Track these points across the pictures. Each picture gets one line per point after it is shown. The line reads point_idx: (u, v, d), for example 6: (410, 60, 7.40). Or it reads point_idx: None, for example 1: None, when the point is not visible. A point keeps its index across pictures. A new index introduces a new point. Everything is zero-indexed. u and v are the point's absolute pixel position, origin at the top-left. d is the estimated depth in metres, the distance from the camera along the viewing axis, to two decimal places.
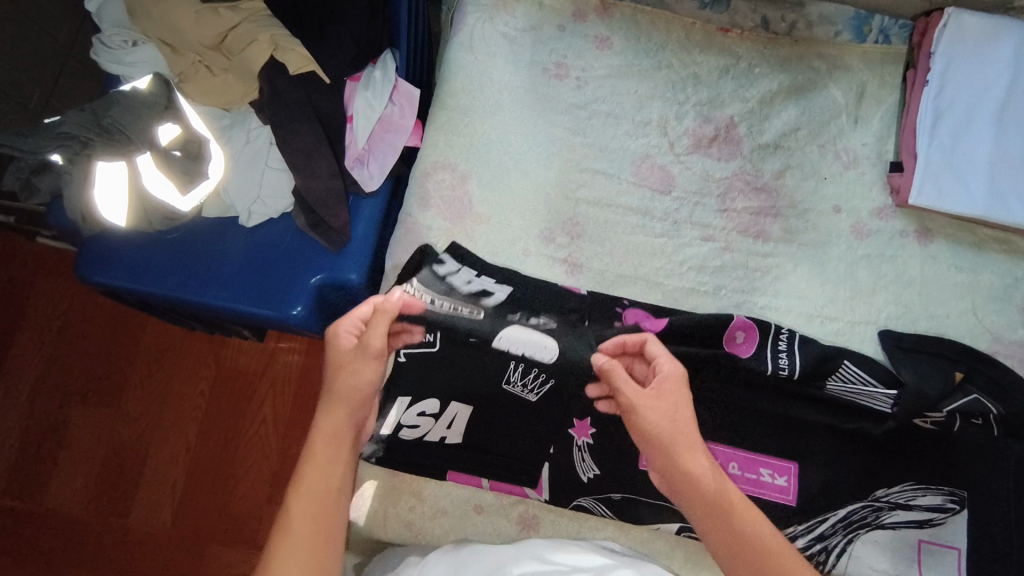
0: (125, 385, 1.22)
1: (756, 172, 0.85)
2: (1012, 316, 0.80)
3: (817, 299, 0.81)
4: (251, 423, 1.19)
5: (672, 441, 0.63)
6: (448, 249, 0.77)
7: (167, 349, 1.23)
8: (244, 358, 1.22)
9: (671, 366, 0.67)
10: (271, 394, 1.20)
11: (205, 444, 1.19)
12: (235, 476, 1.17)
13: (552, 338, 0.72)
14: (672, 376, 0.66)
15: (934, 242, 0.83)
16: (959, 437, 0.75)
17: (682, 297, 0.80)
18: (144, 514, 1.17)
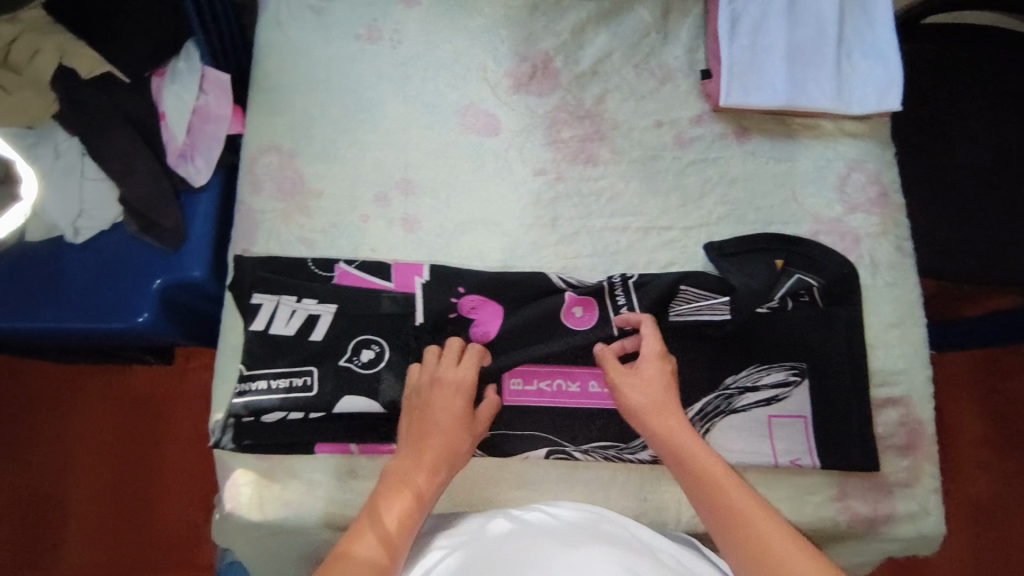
0: (33, 435, 1.18)
1: (577, 102, 0.87)
2: (828, 195, 0.85)
3: (651, 212, 0.84)
4: (171, 444, 1.18)
5: (456, 438, 0.71)
6: (265, 288, 0.78)
7: (70, 391, 1.20)
8: (153, 385, 1.20)
9: (455, 358, 0.75)
10: (189, 414, 1.19)
11: (127, 477, 1.17)
12: (162, 503, 1.16)
13: (378, 399, 0.77)
14: (472, 373, 0.74)
15: (752, 139, 0.87)
16: (791, 316, 0.80)
17: (523, 233, 0.83)
18: (74, 561, 1.13)
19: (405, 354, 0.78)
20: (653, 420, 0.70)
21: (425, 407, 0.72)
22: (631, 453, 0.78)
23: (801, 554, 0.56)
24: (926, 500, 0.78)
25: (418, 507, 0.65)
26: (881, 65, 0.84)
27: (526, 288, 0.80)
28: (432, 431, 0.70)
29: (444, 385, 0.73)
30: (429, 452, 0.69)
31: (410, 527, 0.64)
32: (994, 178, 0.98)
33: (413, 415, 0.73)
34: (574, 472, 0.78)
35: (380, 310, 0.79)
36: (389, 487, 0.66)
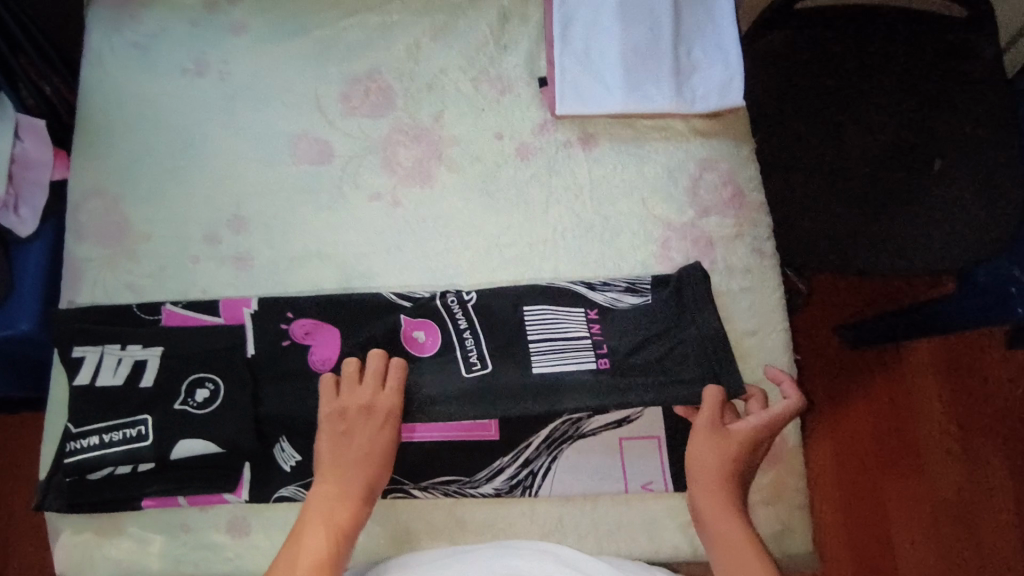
0: None
1: (413, 121, 0.84)
2: (679, 199, 0.81)
3: (493, 231, 0.81)
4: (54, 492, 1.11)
5: (375, 468, 0.70)
6: (86, 338, 0.75)
7: None
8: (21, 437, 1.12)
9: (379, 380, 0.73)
10: None
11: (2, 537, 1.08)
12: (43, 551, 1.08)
13: (214, 439, 0.73)
14: (397, 397, 0.72)
15: (598, 146, 0.83)
16: (643, 319, 0.76)
17: (358, 262, 0.80)
18: None
19: (240, 391, 0.74)
20: (704, 451, 0.70)
21: (352, 421, 0.71)
22: (473, 487, 0.74)
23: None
24: (791, 517, 0.74)
25: (343, 537, 0.67)
26: (721, 60, 0.81)
27: (360, 311, 0.77)
28: (357, 458, 0.70)
29: (361, 409, 0.71)
30: (353, 468, 0.70)
31: (339, 555, 0.66)
32: (862, 181, 0.91)
33: (333, 438, 0.71)
34: (413, 511, 0.75)
35: (210, 346, 0.75)
36: (314, 517, 0.67)
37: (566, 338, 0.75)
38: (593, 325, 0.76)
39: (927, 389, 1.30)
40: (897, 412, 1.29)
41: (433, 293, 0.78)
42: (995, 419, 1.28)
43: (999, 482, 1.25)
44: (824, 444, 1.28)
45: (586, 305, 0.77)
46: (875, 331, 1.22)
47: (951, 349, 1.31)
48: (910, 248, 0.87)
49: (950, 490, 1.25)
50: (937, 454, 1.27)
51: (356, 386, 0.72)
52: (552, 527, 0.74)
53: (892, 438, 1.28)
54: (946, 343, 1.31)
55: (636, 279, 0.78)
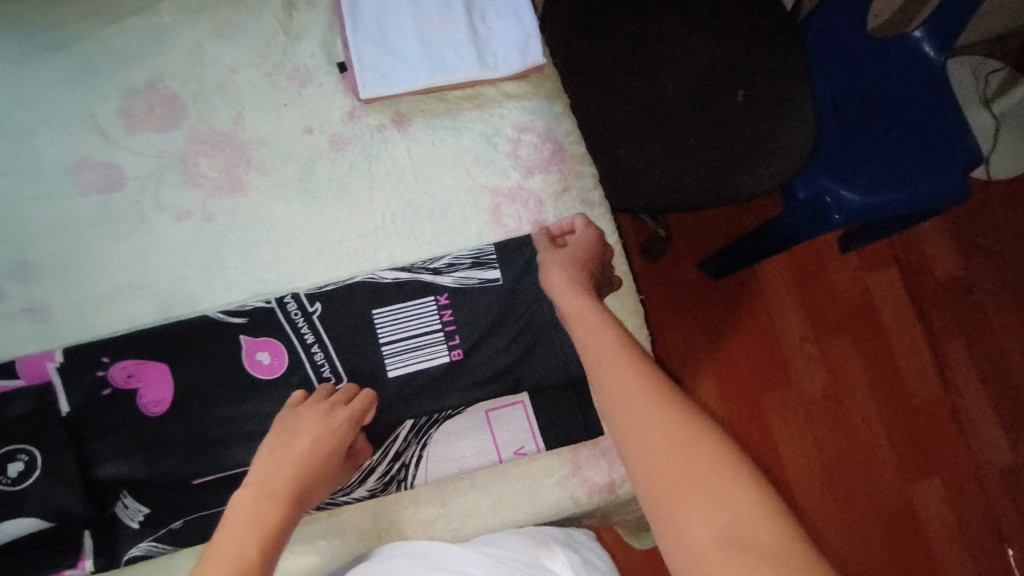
0: None
1: (210, 128, 0.78)
2: (502, 163, 0.81)
3: (319, 229, 0.77)
4: None
5: (320, 477, 0.63)
6: None
7: None
8: None
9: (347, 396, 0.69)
10: None
11: None
12: None
13: (40, 513, 0.65)
14: (360, 417, 0.67)
15: (412, 124, 0.81)
16: (489, 285, 0.75)
17: (175, 288, 0.74)
18: None
19: (61, 455, 0.66)
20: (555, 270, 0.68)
21: (303, 425, 0.65)
22: (346, 494, 0.71)
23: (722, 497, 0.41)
24: None
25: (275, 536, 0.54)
26: (516, 22, 0.81)
27: (187, 341, 0.71)
28: (302, 461, 0.62)
29: (322, 414, 0.66)
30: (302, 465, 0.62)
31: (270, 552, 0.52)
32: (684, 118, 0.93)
33: (276, 446, 0.63)
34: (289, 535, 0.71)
35: (13, 414, 0.67)
36: (242, 513, 0.55)
37: (418, 333, 0.74)
38: (444, 311, 0.74)
39: (782, 302, 1.40)
40: (760, 326, 1.39)
41: (268, 300, 0.73)
42: (841, 315, 1.41)
43: (853, 372, 1.39)
44: (703, 373, 1.37)
45: (434, 290, 0.75)
46: (733, 261, 1.30)
47: (796, 261, 1.42)
48: (733, 177, 0.90)
49: (815, 388, 1.37)
50: (800, 359, 1.38)
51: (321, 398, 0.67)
52: (436, 514, 0.73)
53: (761, 353, 1.38)
54: (791, 256, 1.42)
55: (480, 250, 0.76)
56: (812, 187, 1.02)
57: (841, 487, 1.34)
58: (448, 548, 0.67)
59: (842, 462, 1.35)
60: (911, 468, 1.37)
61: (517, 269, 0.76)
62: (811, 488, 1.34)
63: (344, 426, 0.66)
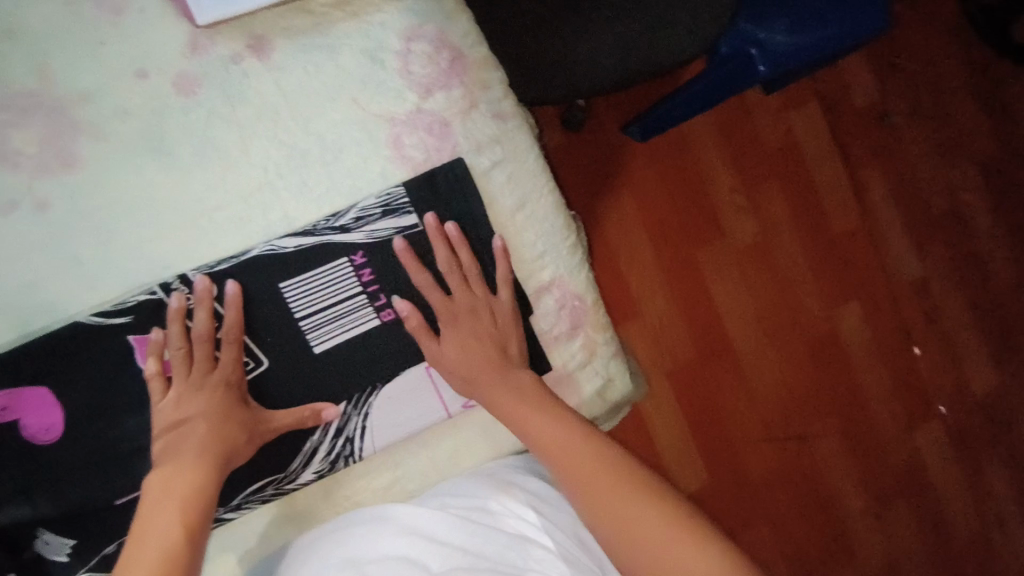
0: None
1: (8, 87, 0.61)
2: (393, 83, 0.68)
3: (189, 196, 0.65)
4: None
5: (231, 437, 0.60)
6: None
7: None
8: None
9: (208, 346, 0.62)
10: None
11: None
12: None
13: None
14: (234, 357, 0.63)
15: (274, 49, 0.66)
16: (407, 233, 0.68)
17: (27, 296, 0.62)
18: None
19: None
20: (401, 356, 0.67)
21: (182, 394, 0.60)
22: (292, 481, 0.67)
23: (606, 462, 0.59)
24: (608, 367, 0.75)
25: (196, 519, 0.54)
26: None
27: (64, 354, 0.61)
28: (202, 426, 0.59)
29: (197, 389, 0.61)
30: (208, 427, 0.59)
31: (197, 538, 0.54)
32: None
33: (168, 433, 0.60)
34: (240, 535, 0.67)
35: None
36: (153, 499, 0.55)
37: (336, 301, 0.67)
38: (362, 270, 0.67)
39: (709, 158, 1.36)
40: (689, 184, 1.35)
41: (152, 290, 0.63)
42: (767, 163, 1.38)
43: (779, 218, 1.40)
44: (638, 239, 1.33)
45: (346, 250, 0.67)
46: (657, 123, 1.21)
47: (721, 115, 1.36)
48: (568, 49, 0.72)
49: (745, 238, 1.38)
50: (729, 211, 1.37)
51: (186, 376, 0.61)
52: (392, 478, 0.70)
53: (691, 212, 1.35)
54: (716, 111, 1.36)
55: (389, 195, 0.67)
56: (734, 39, 0.93)
57: (772, 328, 1.40)
58: (413, 505, 0.63)
59: (772, 306, 1.40)
60: (834, 299, 1.43)
61: (433, 209, 0.68)
62: (746, 336, 1.39)
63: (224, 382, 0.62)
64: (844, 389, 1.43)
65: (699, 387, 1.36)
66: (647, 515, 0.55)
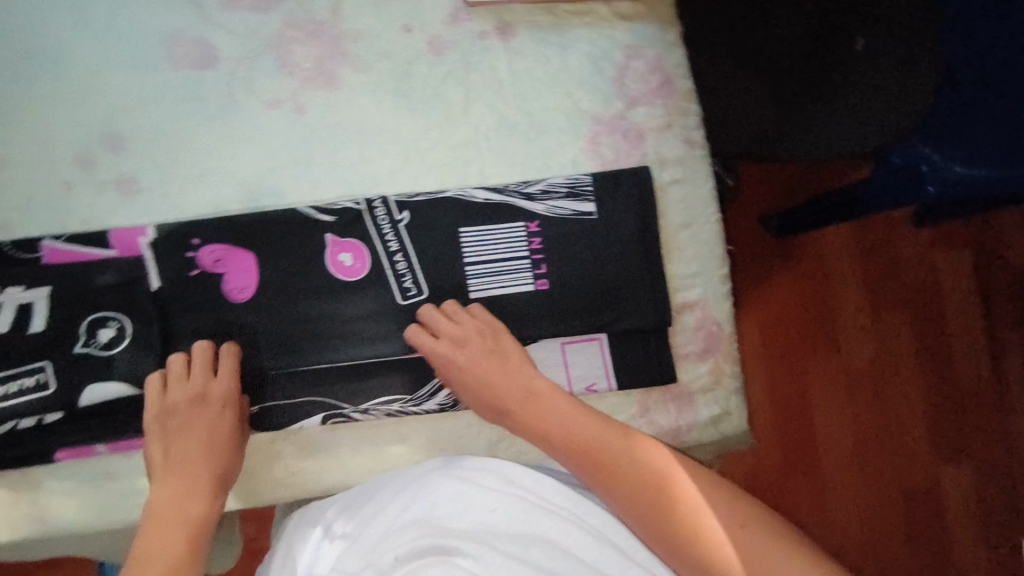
0: None
1: (307, 14, 0.74)
2: (605, 89, 0.77)
3: (411, 134, 0.74)
4: None
5: (228, 453, 0.66)
6: None
7: None
8: None
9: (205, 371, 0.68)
10: None
11: None
12: None
13: (132, 378, 0.68)
14: (233, 386, 0.68)
15: (516, 36, 0.76)
16: (581, 218, 0.74)
17: (262, 178, 0.72)
18: None
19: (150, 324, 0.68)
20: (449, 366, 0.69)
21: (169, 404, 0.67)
22: (416, 405, 0.72)
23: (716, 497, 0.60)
24: (728, 401, 0.75)
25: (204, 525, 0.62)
26: None
27: (275, 232, 0.71)
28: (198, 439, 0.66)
29: (201, 400, 0.67)
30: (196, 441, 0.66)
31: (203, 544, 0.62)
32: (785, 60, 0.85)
33: (168, 421, 0.66)
34: (355, 436, 0.72)
35: (107, 284, 0.68)
36: (170, 474, 0.64)
37: (503, 256, 0.73)
38: (533, 239, 0.73)
39: (841, 271, 1.33)
40: (815, 290, 1.33)
41: (357, 201, 0.72)
42: (899, 291, 1.34)
43: (903, 353, 1.34)
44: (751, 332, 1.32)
45: (526, 216, 0.73)
46: (799, 220, 1.21)
47: (863, 232, 1.34)
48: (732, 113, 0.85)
49: (862, 363, 1.32)
50: (850, 330, 1.33)
51: (183, 380, 0.67)
52: (500, 436, 0.73)
53: (810, 320, 1.33)
54: (857, 225, 1.35)
55: (576, 180, 0.74)
56: (905, 151, 0.88)
57: (867, 461, 1.31)
58: (522, 470, 0.65)
59: (872, 437, 1.32)
60: (944, 453, 1.32)
61: (611, 203, 0.74)
62: (837, 460, 1.31)
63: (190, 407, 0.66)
64: (935, 553, 1.30)
65: (772, 496, 1.29)
66: (755, 551, 0.56)
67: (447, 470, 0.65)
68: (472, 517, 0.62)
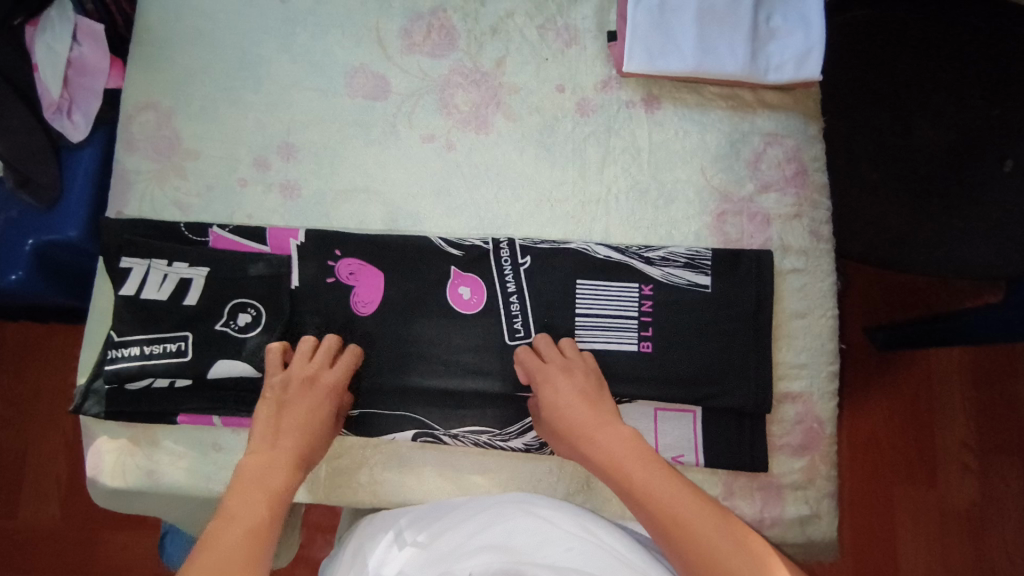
0: None
1: (474, 64, 0.81)
2: (739, 170, 0.79)
3: (546, 184, 0.79)
4: (59, 402, 1.12)
5: (316, 437, 0.69)
6: (134, 249, 0.75)
7: None
8: (45, 351, 1.13)
9: (325, 360, 0.72)
10: (68, 378, 1.12)
11: (19, 447, 1.11)
12: (73, 469, 1.10)
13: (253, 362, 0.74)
14: (344, 378, 0.71)
15: (661, 108, 0.80)
16: (696, 290, 0.75)
17: (406, 202, 0.79)
18: (31, 510, 1.09)
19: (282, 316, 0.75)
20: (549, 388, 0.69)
21: (280, 385, 0.71)
22: (504, 441, 0.74)
23: None
24: (819, 504, 0.72)
25: (280, 497, 0.63)
26: (802, 30, 0.77)
27: (407, 253, 0.76)
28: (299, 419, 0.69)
29: (308, 383, 0.70)
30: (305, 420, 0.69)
31: (277, 516, 0.62)
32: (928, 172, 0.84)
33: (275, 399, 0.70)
34: (442, 458, 0.74)
35: (255, 274, 0.76)
36: (264, 446, 0.67)
37: (612, 314, 0.75)
38: (645, 301, 0.75)
39: (951, 402, 1.23)
40: (919, 415, 1.23)
41: (485, 240, 0.76)
42: (1015, 434, 1.21)
43: (1012, 505, 1.20)
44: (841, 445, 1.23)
45: (641, 279, 0.75)
46: (904, 336, 1.15)
47: (981, 362, 1.23)
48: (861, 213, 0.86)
49: (961, 505, 1.20)
50: (953, 467, 1.21)
51: (300, 365, 0.71)
52: (578, 487, 0.74)
53: (911, 446, 1.22)
54: (974, 353, 1.24)
55: (696, 252, 0.76)
56: None
57: None
58: (603, 521, 0.65)
59: None
60: None
61: (728, 281, 0.75)
62: None
63: (303, 390, 0.70)
64: None
65: None
66: None
67: (529, 503, 0.66)
68: (547, 549, 0.59)
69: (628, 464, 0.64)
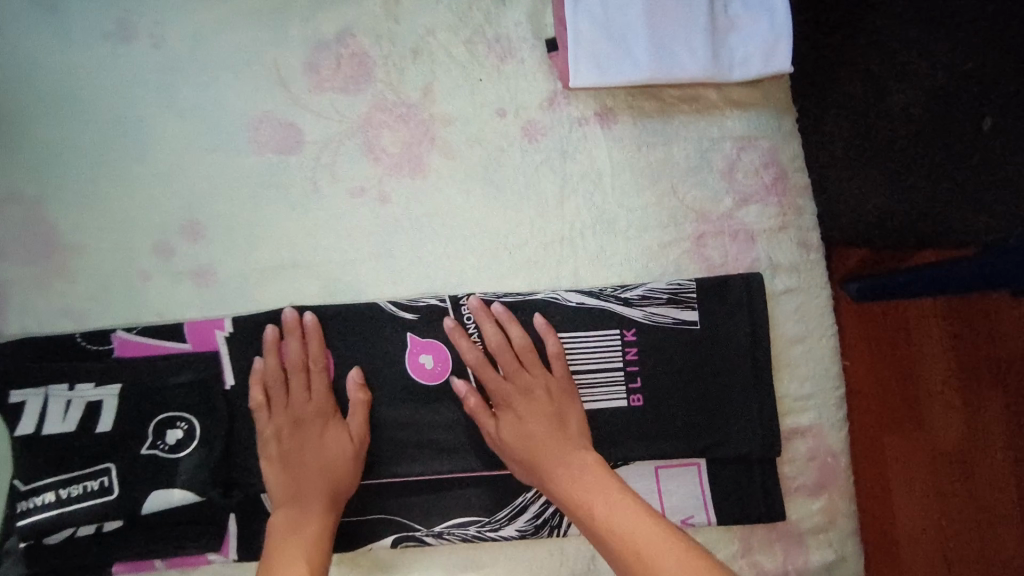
0: None
1: (397, 96, 0.69)
2: (714, 184, 0.70)
3: (500, 228, 0.69)
4: None
5: (336, 472, 0.62)
6: (27, 380, 0.64)
7: None
8: None
9: (302, 384, 0.65)
10: None
11: None
12: None
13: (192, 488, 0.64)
14: (330, 398, 0.65)
15: (618, 123, 0.70)
16: (682, 328, 0.67)
17: (342, 271, 0.68)
18: None
19: (218, 424, 0.65)
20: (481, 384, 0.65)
21: (275, 427, 0.64)
22: (494, 530, 0.66)
23: None
24: (840, 544, 0.68)
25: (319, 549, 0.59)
26: (766, 15, 0.67)
27: (353, 332, 0.66)
28: (311, 459, 0.63)
29: (303, 412, 0.64)
30: (316, 458, 0.63)
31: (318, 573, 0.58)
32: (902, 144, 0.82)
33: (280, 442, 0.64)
34: (429, 560, 0.66)
35: (178, 383, 0.64)
36: (287, 499, 0.62)
37: (595, 368, 0.67)
38: (629, 349, 0.67)
39: None
40: None
41: (441, 299, 0.67)
42: None
43: None
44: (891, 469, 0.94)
45: (621, 323, 0.67)
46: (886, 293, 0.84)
47: None
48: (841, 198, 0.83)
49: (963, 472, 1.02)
50: None
51: (283, 400, 0.65)
52: (584, 567, 0.66)
53: None
54: None
55: (678, 286, 0.67)
56: None
57: None
58: None
59: None
60: None
61: (716, 314, 0.67)
62: None
63: (298, 425, 0.64)
64: None
65: None
66: None
67: None
68: None
69: (574, 491, 0.60)
